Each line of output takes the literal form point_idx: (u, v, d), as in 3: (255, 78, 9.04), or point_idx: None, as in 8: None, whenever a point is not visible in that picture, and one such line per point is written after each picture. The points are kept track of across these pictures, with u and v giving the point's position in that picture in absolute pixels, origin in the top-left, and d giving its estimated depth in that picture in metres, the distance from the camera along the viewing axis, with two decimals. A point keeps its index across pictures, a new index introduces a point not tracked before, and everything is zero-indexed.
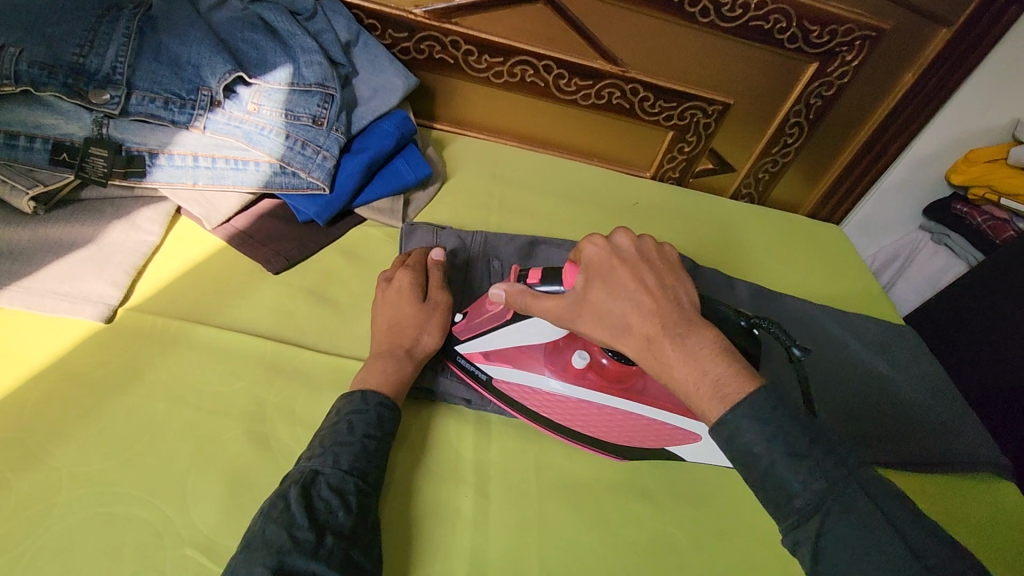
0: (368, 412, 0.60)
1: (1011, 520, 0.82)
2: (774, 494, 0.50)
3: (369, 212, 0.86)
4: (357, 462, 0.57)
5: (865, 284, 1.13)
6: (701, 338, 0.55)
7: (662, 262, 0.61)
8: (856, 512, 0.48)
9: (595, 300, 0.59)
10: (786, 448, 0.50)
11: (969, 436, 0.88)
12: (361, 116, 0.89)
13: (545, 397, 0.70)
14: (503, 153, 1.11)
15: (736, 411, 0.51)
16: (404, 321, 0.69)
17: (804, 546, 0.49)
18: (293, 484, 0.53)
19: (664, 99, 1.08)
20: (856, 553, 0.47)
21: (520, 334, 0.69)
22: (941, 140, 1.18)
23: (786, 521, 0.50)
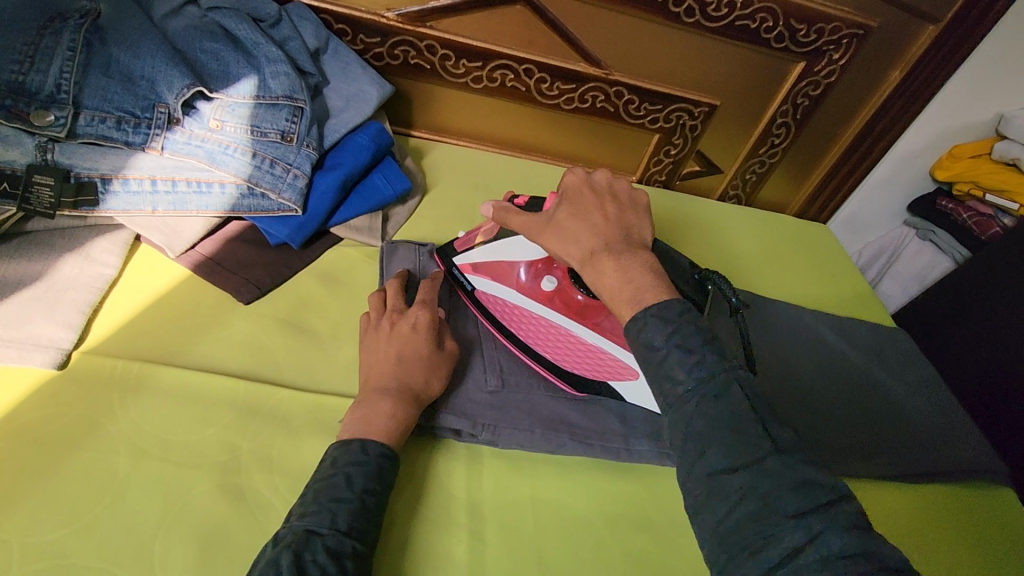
0: (368, 463, 0.56)
1: (1011, 530, 0.80)
2: (664, 387, 0.52)
3: (345, 231, 0.82)
4: (356, 520, 0.53)
5: (857, 287, 1.11)
6: (637, 259, 0.59)
7: (629, 202, 0.65)
8: (728, 400, 0.49)
9: (559, 219, 0.64)
10: (678, 342, 0.52)
11: (966, 442, 0.87)
12: (333, 129, 0.84)
13: (514, 312, 0.77)
14: (484, 161, 1.07)
15: (649, 312, 0.54)
16: (417, 363, 0.64)
17: (680, 436, 0.50)
18: (286, 549, 0.48)
19: (649, 102, 1.05)
20: (720, 437, 0.47)
21: (504, 250, 0.77)
22: (927, 137, 1.17)
23: (671, 415, 0.51)
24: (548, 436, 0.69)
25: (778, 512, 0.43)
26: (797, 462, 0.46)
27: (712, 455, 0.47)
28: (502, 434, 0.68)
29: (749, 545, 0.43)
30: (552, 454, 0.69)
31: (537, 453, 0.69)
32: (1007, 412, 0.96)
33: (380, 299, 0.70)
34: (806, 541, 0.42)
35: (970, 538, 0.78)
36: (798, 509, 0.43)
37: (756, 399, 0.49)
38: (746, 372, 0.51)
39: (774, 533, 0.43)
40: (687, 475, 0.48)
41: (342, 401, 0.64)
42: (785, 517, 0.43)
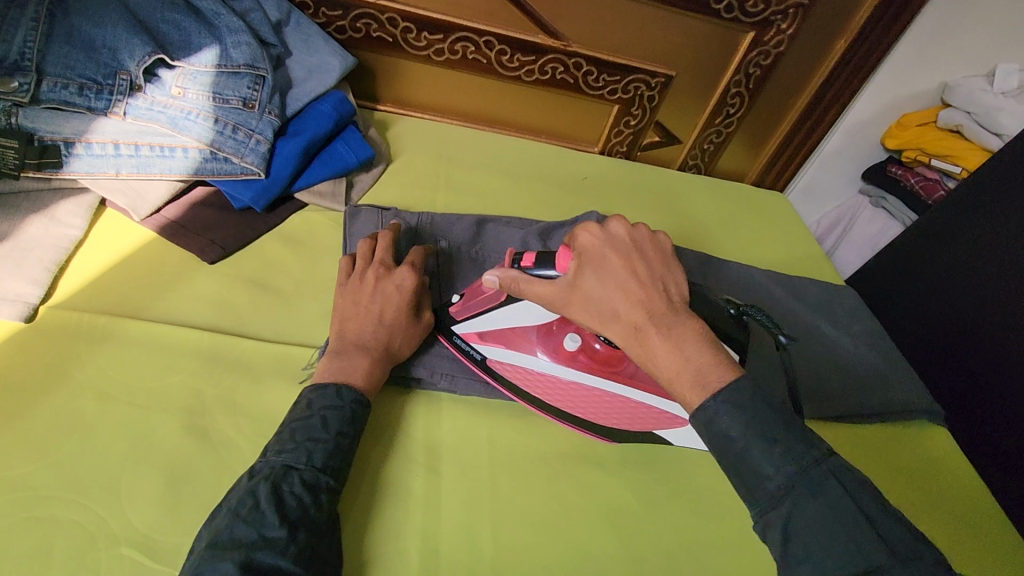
0: (343, 408, 0.60)
1: (941, 465, 0.86)
2: (748, 479, 0.52)
3: (309, 196, 0.84)
4: (331, 460, 0.57)
5: (809, 249, 1.16)
6: (687, 329, 0.57)
7: (654, 254, 0.62)
8: (829, 501, 0.50)
9: (589, 290, 0.60)
10: (757, 432, 0.52)
11: (904, 386, 0.92)
12: (295, 97, 0.87)
13: (538, 378, 0.71)
14: (448, 134, 1.10)
15: (718, 398, 0.54)
16: (395, 326, 0.67)
17: (777, 532, 0.51)
18: (264, 481, 0.52)
19: (608, 72, 1.08)
20: (829, 541, 0.49)
21: (510, 316, 0.70)
22: (875, 106, 1.23)
23: (759, 507, 0.52)
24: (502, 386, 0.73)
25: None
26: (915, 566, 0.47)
27: (820, 558, 0.49)
28: (459, 383, 0.72)
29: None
30: (507, 401, 0.73)
31: (493, 399, 0.73)
32: (946, 360, 1.03)
33: (369, 247, 0.73)
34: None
35: (907, 474, 0.84)
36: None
37: (858, 492, 0.51)
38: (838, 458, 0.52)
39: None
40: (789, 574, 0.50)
41: (304, 351, 0.67)
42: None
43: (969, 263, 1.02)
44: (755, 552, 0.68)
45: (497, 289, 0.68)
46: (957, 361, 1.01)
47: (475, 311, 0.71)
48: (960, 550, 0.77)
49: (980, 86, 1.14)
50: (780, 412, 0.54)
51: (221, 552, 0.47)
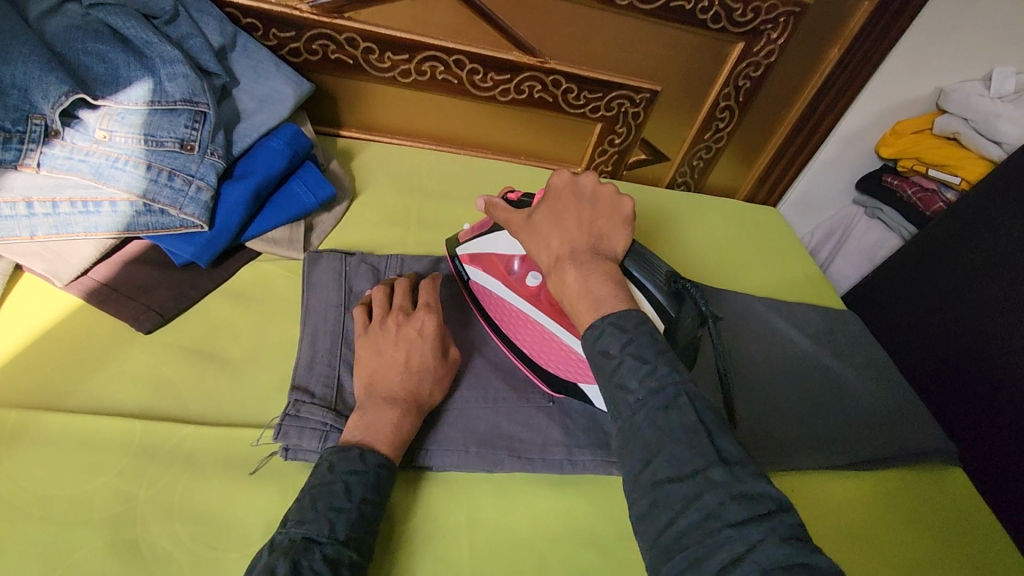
0: (367, 473, 0.53)
1: (958, 510, 0.80)
2: (616, 395, 0.51)
3: (262, 244, 0.75)
4: (354, 530, 0.51)
5: (806, 269, 1.10)
6: (600, 268, 0.58)
7: (610, 207, 0.64)
8: (680, 414, 0.48)
9: (536, 223, 0.64)
10: (632, 352, 0.51)
11: (914, 423, 0.86)
12: (243, 133, 0.78)
13: (499, 304, 0.75)
14: (418, 162, 1.02)
15: (606, 321, 0.54)
16: (423, 374, 0.62)
17: (628, 444, 0.49)
18: (282, 557, 0.47)
19: (588, 89, 1.01)
20: (670, 448, 0.46)
21: (494, 244, 0.74)
22: (869, 115, 1.17)
23: (620, 422, 0.50)
24: (483, 454, 0.66)
25: (719, 520, 0.43)
26: (744, 474, 0.45)
27: (661, 464, 0.46)
28: (435, 455, 0.64)
29: (692, 554, 0.42)
30: (489, 472, 0.66)
31: (473, 472, 0.65)
32: (954, 387, 0.97)
33: (385, 294, 0.68)
34: (745, 549, 0.41)
35: (924, 525, 0.78)
36: (737, 517, 0.43)
37: (708, 410, 0.48)
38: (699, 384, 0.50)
39: (718, 540, 0.42)
40: (633, 484, 0.48)
41: (254, 435, 0.59)
42: (725, 526, 0.43)
43: (975, 283, 0.96)
44: None
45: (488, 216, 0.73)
46: (964, 389, 0.95)
47: (476, 235, 0.76)
48: None
49: (978, 91, 1.09)
50: (658, 339, 0.52)
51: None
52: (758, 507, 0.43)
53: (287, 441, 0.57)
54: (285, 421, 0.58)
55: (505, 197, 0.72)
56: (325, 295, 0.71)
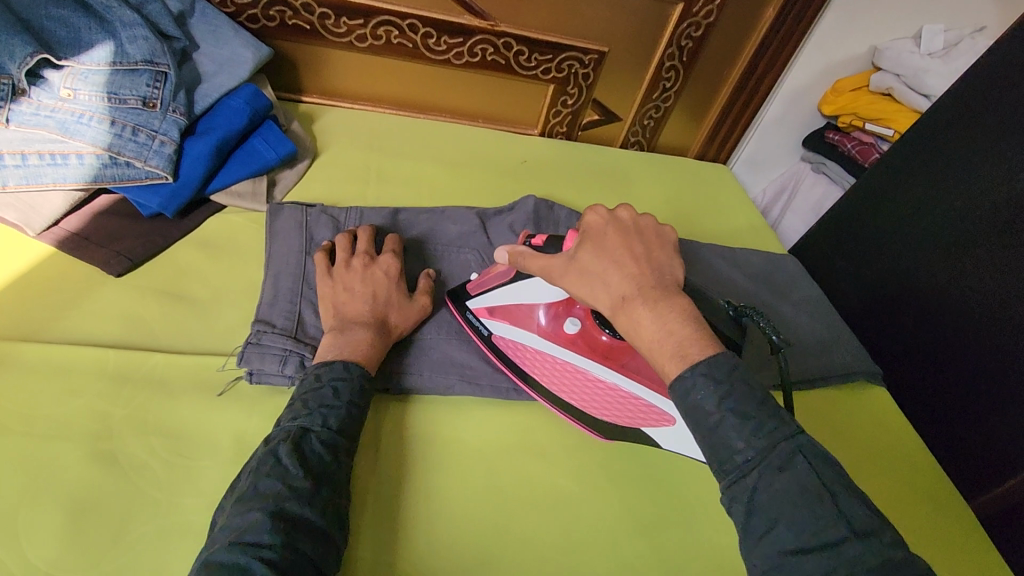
0: (352, 379, 0.61)
1: (880, 423, 0.88)
2: (719, 452, 0.53)
3: (226, 198, 0.79)
4: (345, 424, 0.58)
5: (751, 219, 1.17)
6: (674, 306, 0.57)
7: (656, 237, 0.63)
8: (797, 475, 0.50)
9: (586, 262, 0.61)
10: (730, 407, 0.53)
11: (843, 349, 0.93)
12: (204, 93, 0.82)
13: (534, 357, 0.73)
14: (378, 125, 1.06)
15: (697, 371, 0.54)
16: (389, 305, 0.69)
17: (748, 510, 0.51)
18: (283, 442, 0.55)
19: (539, 52, 1.06)
20: (791, 512, 0.49)
21: (517, 294, 0.72)
22: (809, 74, 1.23)
23: (727, 481, 0.52)
24: (435, 377, 0.72)
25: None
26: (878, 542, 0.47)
27: (784, 530, 0.49)
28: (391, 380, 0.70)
29: None
30: (442, 395, 0.72)
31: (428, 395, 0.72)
32: (884, 320, 1.05)
33: (348, 239, 0.73)
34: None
35: (852, 438, 0.85)
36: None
37: (823, 468, 0.51)
38: (807, 436, 0.53)
39: None
40: (755, 547, 0.50)
41: (221, 362, 0.64)
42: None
43: (901, 224, 1.04)
44: (701, 531, 0.68)
45: (508, 266, 0.71)
46: (894, 323, 1.03)
47: (489, 287, 0.74)
48: (909, 511, 0.79)
49: (908, 48, 1.16)
50: (753, 388, 0.54)
51: (247, 505, 0.50)
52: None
53: (250, 365, 0.62)
54: (248, 348, 0.63)
55: (529, 241, 0.70)
56: (287, 241, 0.76)
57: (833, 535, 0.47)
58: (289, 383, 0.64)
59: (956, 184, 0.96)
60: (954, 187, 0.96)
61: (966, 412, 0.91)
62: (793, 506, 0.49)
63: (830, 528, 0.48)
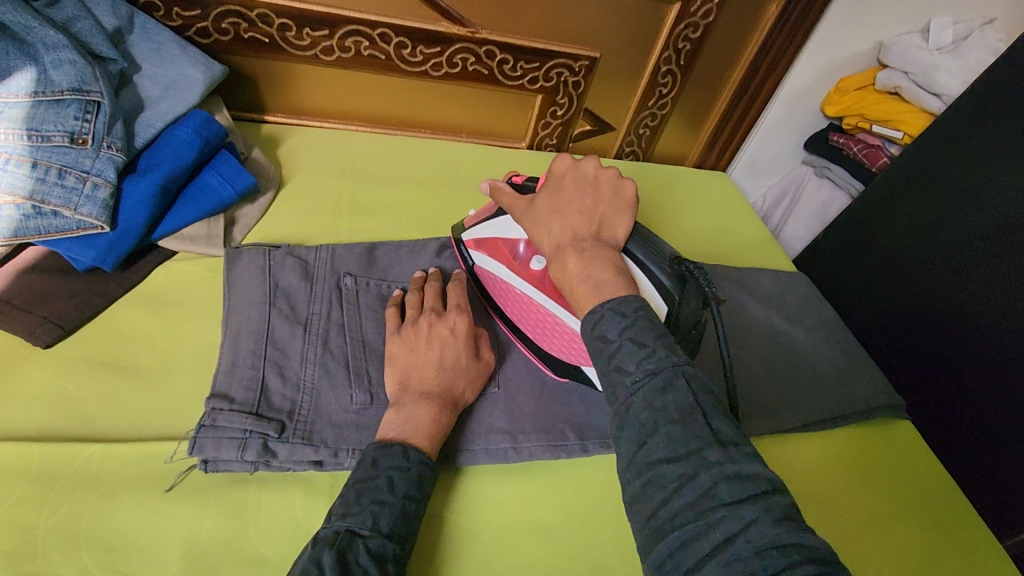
0: (410, 470, 0.54)
1: (907, 462, 0.82)
2: (613, 377, 0.50)
3: (176, 242, 0.70)
4: (398, 524, 0.52)
5: (756, 233, 1.10)
6: (602, 255, 0.57)
7: (613, 192, 0.62)
8: (676, 394, 0.47)
9: (538, 207, 0.64)
10: (629, 335, 0.50)
11: (864, 380, 0.86)
12: (147, 123, 0.72)
13: (502, 286, 0.73)
14: (350, 146, 0.96)
15: (607, 304, 0.53)
16: (456, 371, 0.63)
17: (624, 427, 0.48)
18: (329, 546, 0.48)
19: (525, 59, 0.96)
20: (665, 429, 0.46)
21: (497, 229, 0.72)
22: (813, 74, 1.14)
23: (615, 404, 0.49)
24: None
25: (714, 499, 0.41)
26: None
27: (655, 446, 0.45)
28: None
29: None
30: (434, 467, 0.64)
31: None
32: (901, 342, 0.98)
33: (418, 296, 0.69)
34: (741, 528, 0.40)
35: (878, 481, 0.79)
36: (731, 496, 0.41)
37: (702, 390, 0.47)
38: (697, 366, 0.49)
39: None
40: (628, 466, 0.46)
41: (169, 448, 0.55)
42: (720, 505, 0.41)
43: (918, 238, 0.96)
44: None
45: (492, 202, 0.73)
46: (914, 344, 0.96)
47: (480, 219, 0.74)
48: (941, 562, 0.72)
49: (916, 43, 1.08)
50: (658, 323, 0.51)
51: None
52: (753, 487, 0.42)
53: (204, 455, 0.53)
54: (201, 433, 0.54)
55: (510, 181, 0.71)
56: (247, 292, 0.66)
57: (698, 446, 0.44)
58: (251, 468, 0.55)
59: (977, 196, 0.89)
60: (976, 198, 0.89)
61: (995, 443, 0.85)
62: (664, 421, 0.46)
63: (694, 439, 0.44)
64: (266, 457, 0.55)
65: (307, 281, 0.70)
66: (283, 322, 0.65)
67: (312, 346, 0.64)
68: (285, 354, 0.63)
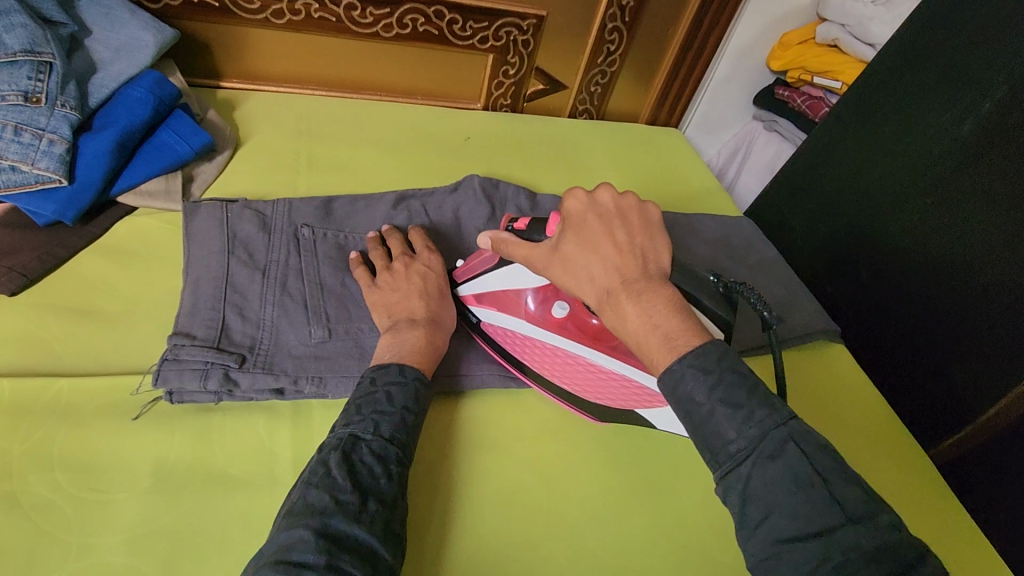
0: (406, 384, 0.59)
1: (850, 382, 0.88)
2: (711, 444, 0.51)
3: (134, 198, 0.72)
4: (398, 431, 0.57)
5: (704, 182, 1.14)
6: (660, 297, 0.54)
7: (640, 221, 0.59)
8: (789, 462, 0.48)
9: (567, 253, 0.59)
10: (720, 396, 0.51)
11: (802, 310, 0.92)
12: (100, 84, 0.74)
13: (524, 343, 0.71)
14: (306, 109, 0.99)
15: (685, 363, 0.52)
16: (437, 297, 0.69)
17: (739, 499, 0.49)
18: (334, 451, 0.54)
19: (474, 19, 1.00)
20: (784, 503, 0.47)
21: (504, 279, 0.69)
22: (756, 29, 1.19)
23: (721, 471, 0.50)
24: None
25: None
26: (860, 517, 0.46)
27: (777, 520, 0.47)
28: (329, 384, 0.62)
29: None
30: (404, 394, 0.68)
31: None
32: (838, 278, 1.04)
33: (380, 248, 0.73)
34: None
35: (822, 398, 0.85)
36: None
37: (818, 454, 0.49)
38: (800, 421, 0.50)
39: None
40: (749, 537, 0.48)
41: (132, 381, 0.58)
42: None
43: (853, 179, 1.02)
44: (668, 513, 0.67)
45: (490, 251, 0.69)
46: (850, 278, 1.02)
47: (475, 273, 0.71)
48: (869, 464, 0.80)
49: None
50: (746, 375, 0.51)
51: (294, 519, 0.48)
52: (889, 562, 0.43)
53: (168, 385, 0.57)
54: (164, 366, 0.57)
55: (510, 226, 0.67)
56: (206, 242, 0.70)
57: (827, 523, 0.46)
58: (215, 398, 0.59)
59: (903, 135, 0.94)
60: (903, 136, 0.95)
61: (918, 364, 0.92)
62: (786, 495, 0.47)
63: (821, 518, 0.46)
64: (228, 386, 0.58)
65: (265, 231, 0.73)
66: (242, 269, 0.68)
67: (271, 289, 0.68)
68: (244, 296, 0.66)
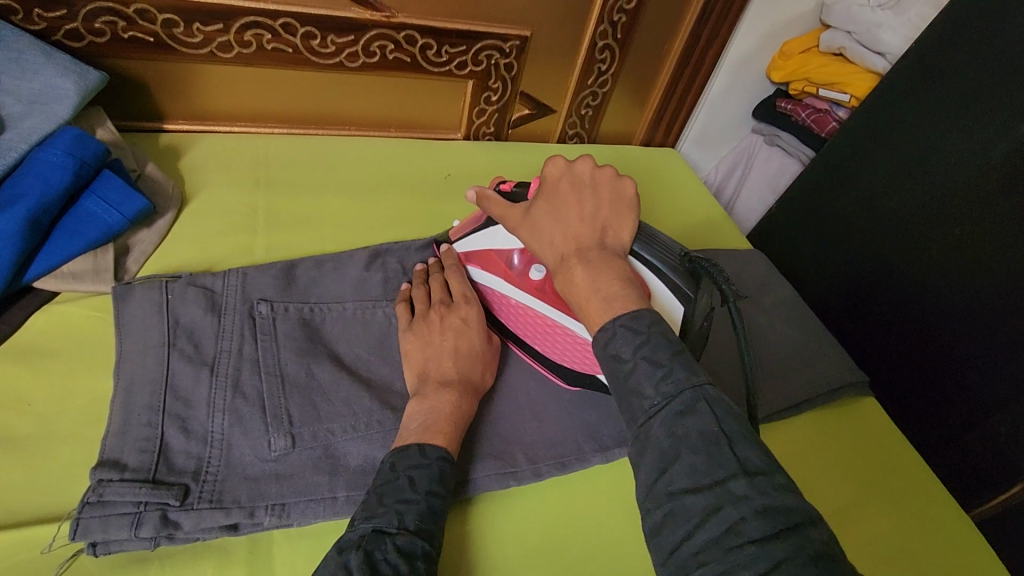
0: (429, 466, 0.52)
1: (879, 438, 0.80)
2: (630, 402, 0.45)
3: (56, 282, 0.61)
4: (424, 521, 0.49)
5: (708, 212, 1.05)
6: (611, 266, 0.50)
7: (611, 194, 0.55)
8: (697, 419, 0.41)
9: (535, 217, 0.56)
10: (648, 356, 0.45)
11: (826, 360, 0.83)
12: (8, 147, 0.63)
13: (505, 303, 0.68)
14: (264, 151, 0.87)
15: (618, 321, 0.47)
16: (473, 357, 0.63)
17: (640, 451, 0.43)
18: (354, 550, 0.45)
19: (449, 43, 0.89)
20: (689, 457, 0.40)
21: (489, 240, 0.66)
22: (757, 38, 1.09)
23: (634, 430, 0.44)
24: (354, 499, 0.54)
25: None
26: None
27: (677, 473, 0.40)
28: (293, 511, 0.52)
29: None
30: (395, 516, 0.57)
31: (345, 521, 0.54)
32: (860, 317, 0.95)
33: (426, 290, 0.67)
34: (773, 569, 0.34)
35: (849, 461, 0.77)
36: (761, 531, 0.36)
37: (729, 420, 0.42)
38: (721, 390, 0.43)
39: None
40: (645, 497, 0.41)
41: (42, 531, 0.48)
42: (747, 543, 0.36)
43: (872, 207, 0.93)
44: None
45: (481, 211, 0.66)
46: (874, 315, 0.93)
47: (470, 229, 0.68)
48: (918, 545, 0.70)
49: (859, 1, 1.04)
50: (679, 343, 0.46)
51: None
52: (785, 519, 0.37)
53: (90, 537, 0.47)
54: (84, 513, 0.47)
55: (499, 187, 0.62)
56: (142, 334, 0.59)
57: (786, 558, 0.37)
58: (152, 545, 0.48)
59: (928, 161, 0.86)
60: (927, 160, 0.86)
61: (957, 414, 0.83)
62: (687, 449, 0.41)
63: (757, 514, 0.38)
64: (167, 530, 0.48)
65: (215, 314, 0.62)
66: (185, 366, 0.57)
67: (221, 391, 0.57)
68: (188, 403, 0.55)
